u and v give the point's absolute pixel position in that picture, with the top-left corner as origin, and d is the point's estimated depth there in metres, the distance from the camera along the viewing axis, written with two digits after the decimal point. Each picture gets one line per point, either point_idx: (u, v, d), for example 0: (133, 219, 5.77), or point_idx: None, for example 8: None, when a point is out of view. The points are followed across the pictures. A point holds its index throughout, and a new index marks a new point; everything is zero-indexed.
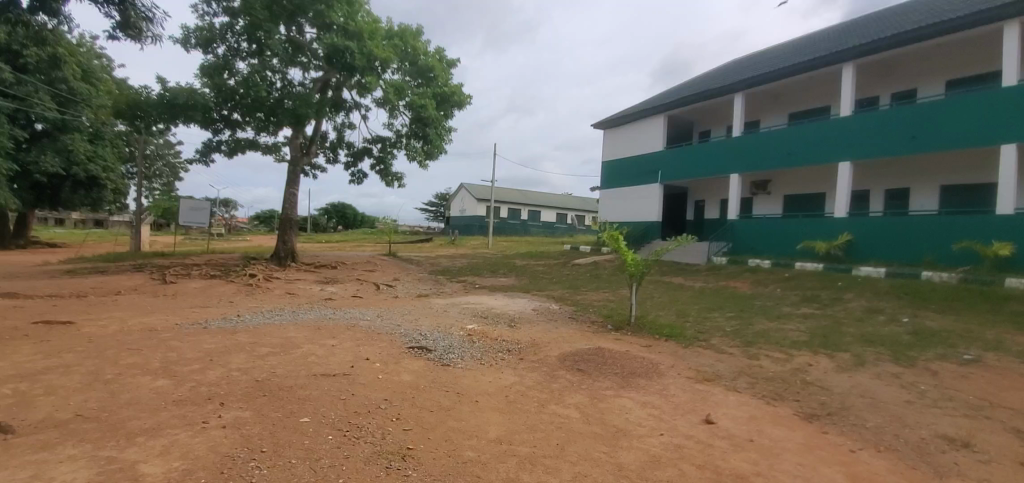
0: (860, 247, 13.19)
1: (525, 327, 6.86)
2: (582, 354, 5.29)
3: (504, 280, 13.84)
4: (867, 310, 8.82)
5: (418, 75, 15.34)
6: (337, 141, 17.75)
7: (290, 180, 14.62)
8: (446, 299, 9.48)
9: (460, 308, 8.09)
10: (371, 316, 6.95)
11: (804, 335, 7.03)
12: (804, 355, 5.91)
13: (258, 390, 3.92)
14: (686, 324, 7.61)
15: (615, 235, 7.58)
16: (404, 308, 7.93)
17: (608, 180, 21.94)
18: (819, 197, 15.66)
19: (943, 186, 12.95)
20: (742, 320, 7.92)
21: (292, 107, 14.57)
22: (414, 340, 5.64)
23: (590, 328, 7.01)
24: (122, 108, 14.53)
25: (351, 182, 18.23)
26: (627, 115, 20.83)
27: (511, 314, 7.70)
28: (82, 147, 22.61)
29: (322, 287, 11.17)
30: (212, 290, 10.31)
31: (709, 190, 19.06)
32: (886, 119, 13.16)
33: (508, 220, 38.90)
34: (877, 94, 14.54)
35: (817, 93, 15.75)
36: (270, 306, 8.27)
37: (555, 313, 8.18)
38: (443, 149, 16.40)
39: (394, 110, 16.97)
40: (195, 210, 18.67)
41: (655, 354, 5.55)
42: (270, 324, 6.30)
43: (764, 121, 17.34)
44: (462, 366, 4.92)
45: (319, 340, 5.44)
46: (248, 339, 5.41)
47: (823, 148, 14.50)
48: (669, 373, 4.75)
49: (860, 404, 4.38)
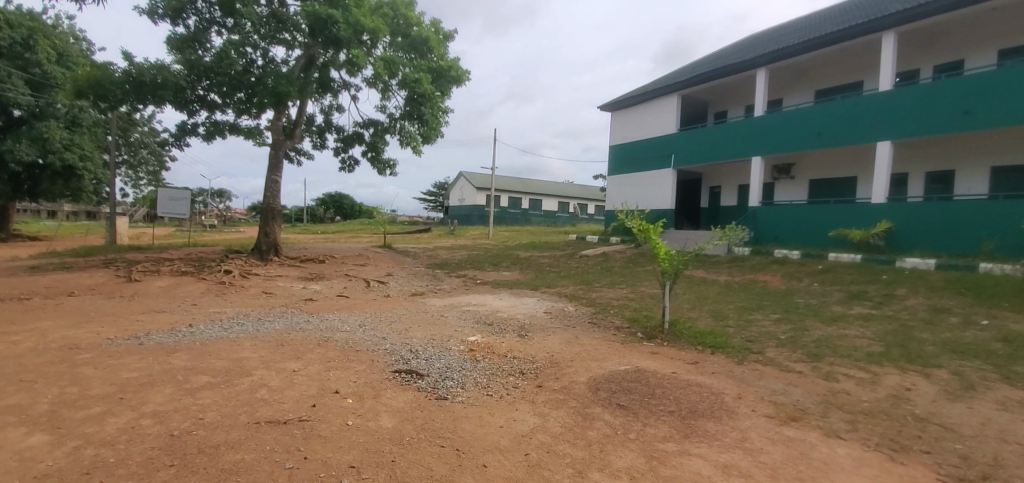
0: (902, 236, 11.95)
1: (538, 337, 5.62)
2: (618, 378, 4.06)
3: (508, 274, 12.61)
4: (932, 309, 7.60)
5: (411, 49, 13.97)
6: (325, 125, 16.46)
7: (272, 166, 13.31)
8: (443, 299, 8.28)
9: (460, 312, 6.85)
10: (349, 324, 5.70)
11: (876, 344, 5.79)
12: (893, 375, 4.70)
13: (165, 455, 2.70)
14: (730, 330, 6.36)
15: (646, 224, 6.29)
16: (394, 312, 6.70)
17: (616, 165, 20.62)
18: (849, 181, 14.39)
19: (994, 168, 11.69)
20: (792, 324, 6.68)
21: (272, 84, 13.20)
22: (402, 360, 4.40)
23: (616, 337, 5.77)
24: (83, 88, 13.17)
25: (341, 169, 16.98)
26: (636, 95, 19.48)
27: (521, 320, 6.45)
28: (59, 135, 20.87)
29: (305, 285, 9.94)
30: (177, 290, 9.09)
31: (726, 175, 17.77)
32: (929, 94, 11.84)
33: (509, 209, 37.64)
34: (917, 67, 13.25)
35: (848, 68, 14.41)
36: (236, 309, 7.06)
37: (571, 317, 6.94)
38: (441, 132, 15.24)
39: (388, 91, 15.67)
40: (175, 200, 17.35)
41: (710, 377, 4.32)
42: (223, 339, 5.05)
43: (788, 100, 16.02)
44: (461, 400, 3.69)
45: (277, 362, 4.21)
46: (185, 363, 4.19)
47: (856, 127, 13.20)
48: (741, 410, 3.53)
49: (1015, 457, 3.19)
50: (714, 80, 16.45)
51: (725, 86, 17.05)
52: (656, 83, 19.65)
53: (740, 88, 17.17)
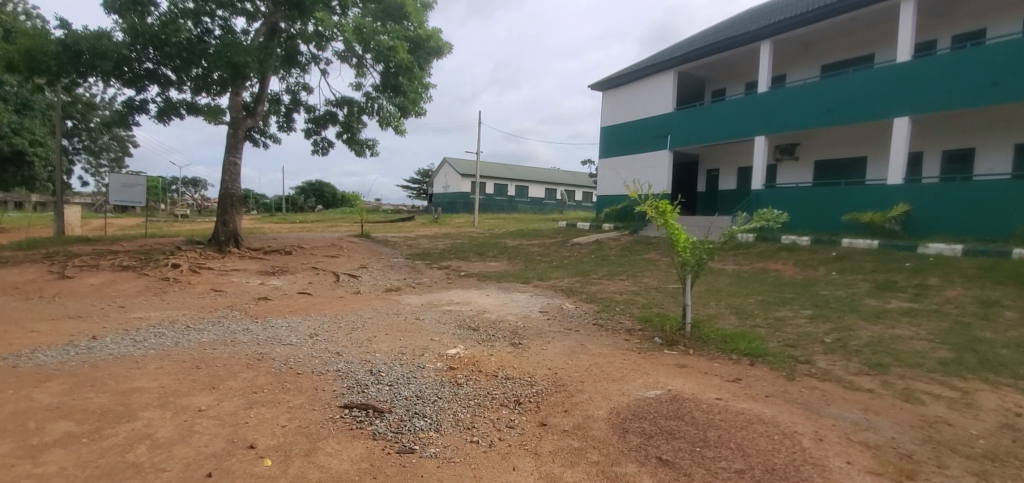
0: (920, 220, 11.09)
1: (535, 347, 4.53)
2: (650, 411, 2.96)
3: (495, 265, 11.50)
4: (979, 302, 6.70)
5: (386, 16, 12.53)
6: (293, 104, 15.06)
7: (231, 147, 11.92)
8: (420, 296, 7.12)
9: (439, 313, 5.70)
10: (298, 333, 4.52)
11: (941, 348, 4.85)
12: (988, 396, 3.73)
13: None
14: (762, 332, 5.34)
15: (662, 205, 5.14)
16: (359, 315, 5.53)
17: (608, 148, 19.53)
18: (859, 162, 13.51)
19: (1018, 145, 10.83)
20: (832, 323, 5.68)
21: (228, 55, 11.66)
22: (360, 388, 3.27)
23: (630, 345, 4.70)
24: (12, 59, 11.54)
25: (313, 153, 15.62)
26: (629, 74, 18.35)
27: (513, 323, 5.33)
28: (6, 118, 18.87)
29: (263, 281, 8.69)
30: (109, 288, 7.76)
31: (725, 157, 16.79)
32: (951, 65, 10.85)
33: (495, 197, 36.38)
34: (933, 37, 12.30)
35: (858, 41, 13.45)
36: (167, 313, 5.83)
37: (571, 316, 5.84)
38: (420, 107, 14.04)
39: (363, 66, 14.36)
40: (128, 187, 15.75)
41: (767, 403, 3.27)
42: (125, 358, 3.83)
43: (792, 76, 15.05)
44: (432, 455, 2.55)
45: (182, 397, 3.04)
46: (49, 402, 3.00)
47: (869, 103, 12.21)
48: (835, 462, 2.49)
49: None
50: (714, 55, 15.38)
51: (725, 61, 15.98)
52: (651, 60, 18.51)
53: (741, 65, 16.13)
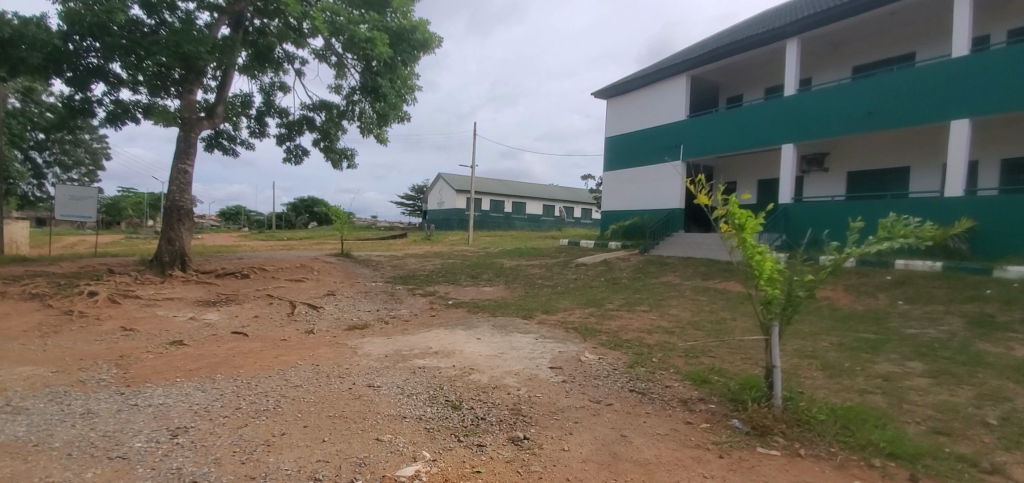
0: (989, 238, 9.42)
1: (550, 443, 2.81)
2: None
3: (490, 290, 9.78)
4: None
5: (365, 4, 10.83)
6: (265, 107, 13.44)
7: (180, 153, 10.21)
8: (389, 339, 5.36)
9: (406, 373, 3.95)
10: (160, 427, 2.76)
11: None
12: None
13: None
14: (882, 404, 3.61)
15: (744, 219, 3.42)
16: (289, 378, 3.78)
17: (614, 159, 18.01)
18: (901, 172, 11.93)
19: None
20: (970, 386, 3.96)
21: (175, 44, 9.91)
22: None
23: (703, 439, 2.94)
24: None
25: (286, 161, 13.93)
26: (637, 79, 16.88)
27: (512, 392, 3.56)
28: None
29: (195, 314, 6.89)
30: None
31: (744, 168, 15.24)
32: (1016, 60, 9.24)
33: (491, 213, 34.75)
34: (986, 32, 10.60)
35: (900, 38, 11.99)
36: (12, 372, 4.07)
37: (595, 375, 4.09)
38: (401, 111, 12.45)
39: (343, 66, 12.78)
40: (76, 200, 13.98)
41: None
42: None
43: (821, 78, 13.57)
44: None
45: None
46: None
47: (915, 107, 10.59)
48: None
49: None
50: (733, 56, 13.88)
51: (744, 63, 14.49)
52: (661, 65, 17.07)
53: (763, 67, 14.66)
